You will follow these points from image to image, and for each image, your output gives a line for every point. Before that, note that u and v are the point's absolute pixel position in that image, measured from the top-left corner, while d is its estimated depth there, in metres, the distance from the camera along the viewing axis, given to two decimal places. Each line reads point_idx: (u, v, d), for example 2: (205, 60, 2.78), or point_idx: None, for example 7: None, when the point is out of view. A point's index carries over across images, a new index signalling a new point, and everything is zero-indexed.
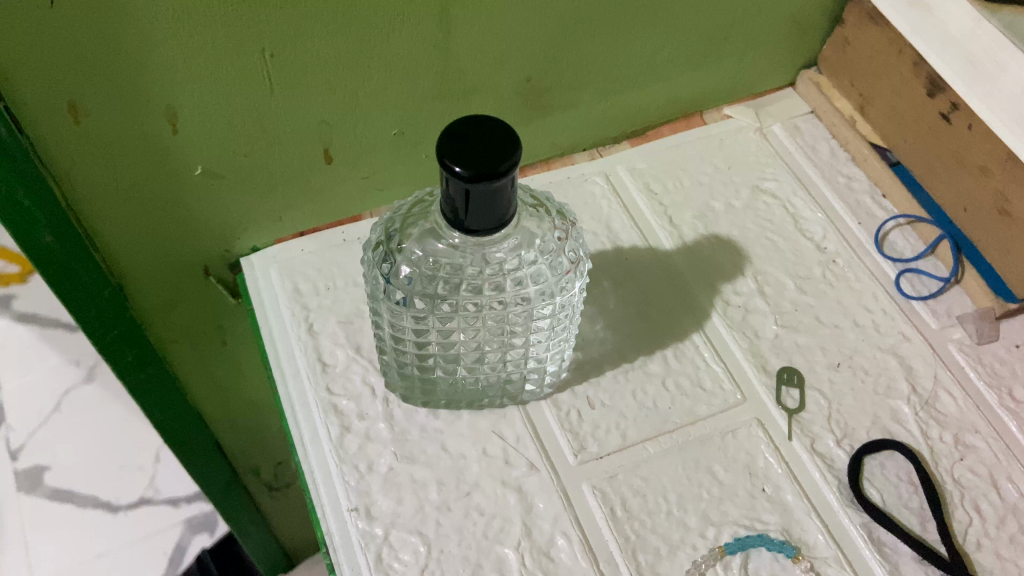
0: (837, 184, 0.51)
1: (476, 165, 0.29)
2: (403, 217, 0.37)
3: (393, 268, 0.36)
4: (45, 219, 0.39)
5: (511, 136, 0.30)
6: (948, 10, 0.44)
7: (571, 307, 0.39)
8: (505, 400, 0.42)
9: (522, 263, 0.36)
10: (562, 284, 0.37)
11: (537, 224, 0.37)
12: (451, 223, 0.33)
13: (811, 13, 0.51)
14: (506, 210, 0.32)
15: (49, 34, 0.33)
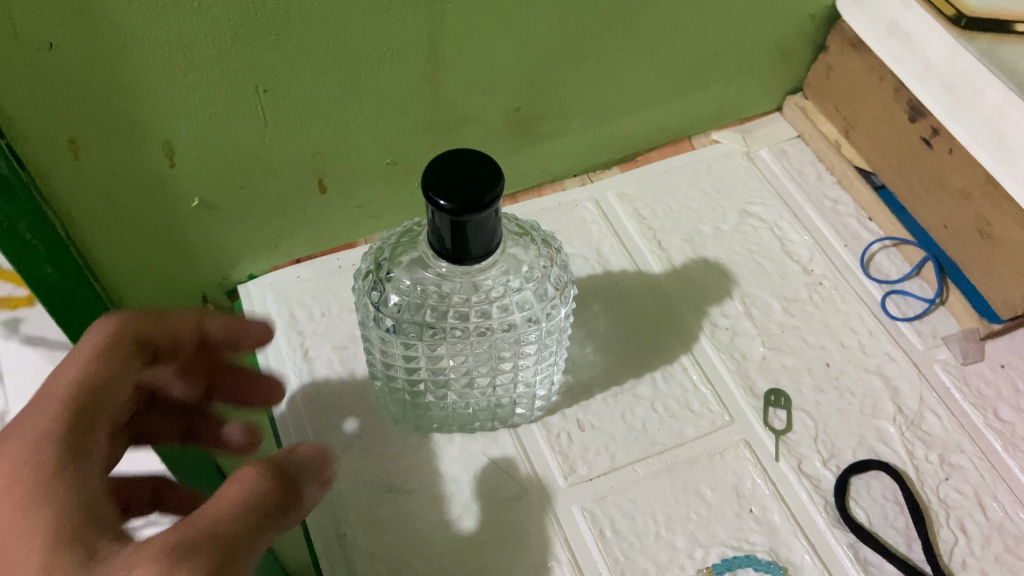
0: (823, 207, 0.52)
1: (461, 198, 0.30)
2: (392, 246, 0.38)
3: (383, 296, 0.37)
4: (45, 251, 0.40)
5: (495, 168, 0.31)
6: (925, 37, 0.45)
7: (558, 332, 0.39)
8: (496, 423, 0.43)
9: (508, 291, 0.37)
10: (548, 310, 0.38)
11: (523, 252, 0.38)
12: (438, 252, 0.34)
13: (795, 42, 0.52)
14: (491, 238, 0.33)
15: (50, 75, 0.34)
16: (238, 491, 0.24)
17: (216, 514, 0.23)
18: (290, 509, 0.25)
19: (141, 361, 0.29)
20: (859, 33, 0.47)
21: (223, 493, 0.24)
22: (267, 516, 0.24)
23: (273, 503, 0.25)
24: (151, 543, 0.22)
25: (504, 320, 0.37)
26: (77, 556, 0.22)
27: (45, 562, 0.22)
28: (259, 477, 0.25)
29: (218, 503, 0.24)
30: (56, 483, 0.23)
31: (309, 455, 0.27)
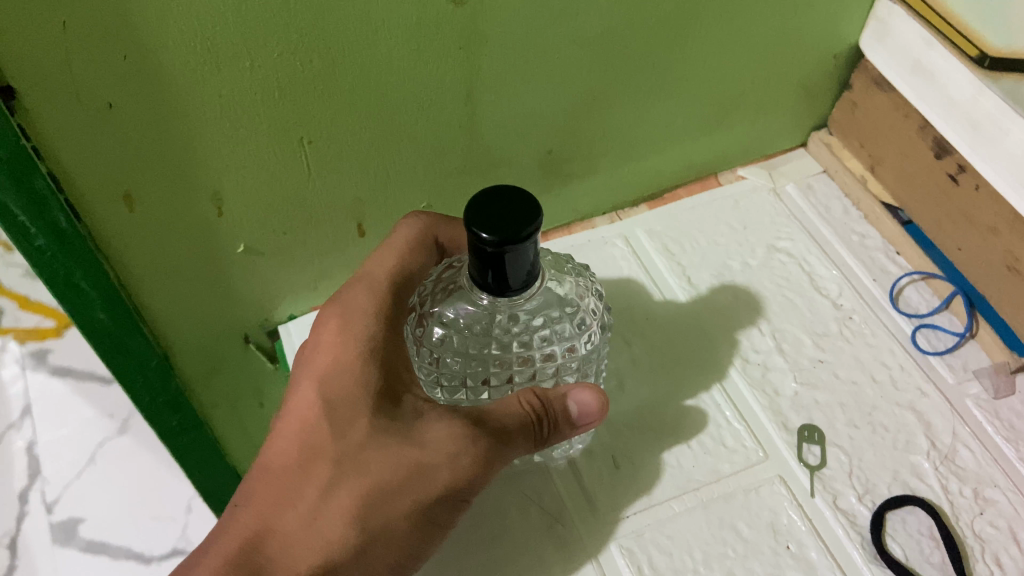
0: (851, 242, 0.53)
1: (503, 231, 0.31)
2: (433, 283, 0.40)
3: (426, 329, 0.39)
4: (98, 297, 0.42)
5: (532, 200, 0.32)
6: (949, 76, 0.45)
7: (594, 359, 0.41)
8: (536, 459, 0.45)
9: (547, 322, 0.38)
10: (585, 339, 0.39)
11: (560, 284, 0.39)
12: (480, 285, 0.35)
13: (818, 80, 0.53)
14: (530, 269, 0.34)
15: (108, 134, 0.36)
16: (516, 418, 0.36)
17: (502, 419, 0.36)
18: (557, 436, 0.37)
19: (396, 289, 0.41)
20: (892, 79, 0.49)
21: (509, 406, 0.37)
22: (531, 435, 0.37)
23: (540, 432, 0.37)
24: (448, 418, 0.36)
25: (545, 350, 0.38)
26: (399, 419, 0.37)
27: (379, 417, 0.37)
28: (535, 411, 0.37)
29: (503, 410, 0.37)
30: (369, 365, 0.38)
31: (589, 404, 0.37)
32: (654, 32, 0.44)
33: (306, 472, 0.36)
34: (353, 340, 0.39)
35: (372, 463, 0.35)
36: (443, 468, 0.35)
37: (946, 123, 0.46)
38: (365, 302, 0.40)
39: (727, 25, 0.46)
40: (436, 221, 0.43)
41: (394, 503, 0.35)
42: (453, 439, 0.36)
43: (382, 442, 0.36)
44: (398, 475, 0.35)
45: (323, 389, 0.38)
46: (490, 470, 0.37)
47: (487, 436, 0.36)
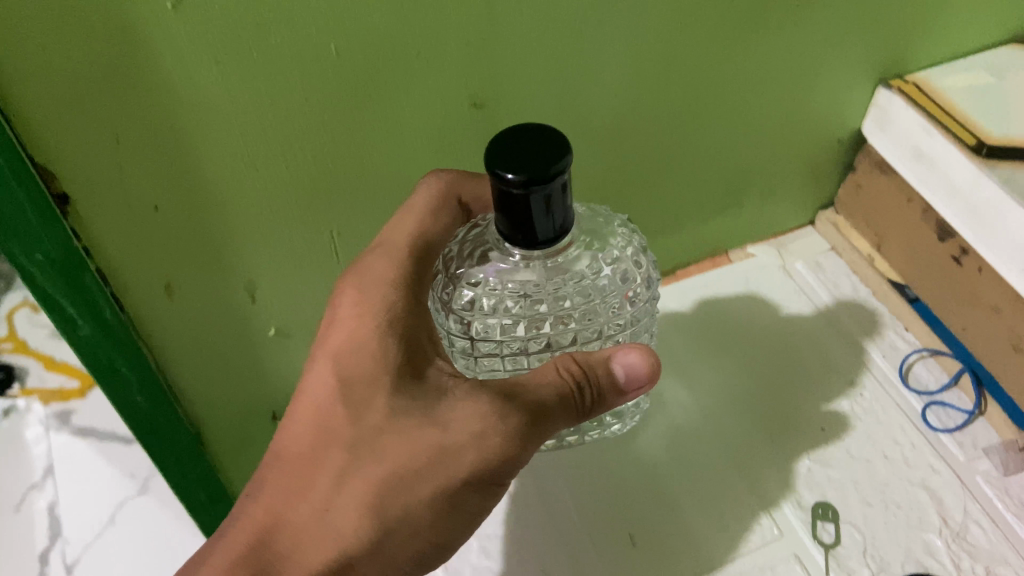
0: (860, 319, 0.55)
1: (530, 169, 0.30)
2: (459, 243, 0.41)
3: (458, 291, 0.40)
4: (137, 381, 0.44)
5: (558, 139, 0.31)
6: (948, 163, 0.47)
7: (637, 317, 0.41)
8: (577, 430, 0.47)
9: (586, 273, 0.39)
10: (626, 290, 0.40)
11: (599, 235, 0.40)
12: (509, 239, 0.34)
13: (822, 165, 0.56)
14: (559, 215, 0.33)
15: (152, 234, 0.38)
16: (555, 390, 0.35)
17: (537, 393, 0.35)
18: (601, 405, 0.36)
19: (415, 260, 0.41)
20: (894, 165, 0.51)
21: (546, 375, 0.36)
22: (572, 408, 0.36)
23: (583, 402, 0.36)
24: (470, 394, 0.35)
25: (585, 307, 0.39)
26: (417, 399, 0.35)
27: (397, 397, 0.35)
28: (577, 381, 0.35)
29: (539, 382, 0.35)
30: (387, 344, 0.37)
31: (635, 365, 0.36)
32: (663, 123, 0.47)
33: (320, 458, 0.35)
34: (371, 315, 0.38)
35: (388, 448, 0.34)
36: (466, 451, 0.34)
37: (948, 208, 0.48)
38: (383, 271, 0.40)
39: (733, 116, 0.49)
40: (461, 177, 0.42)
41: (413, 490, 0.34)
42: (477, 420, 0.34)
43: (401, 424, 0.35)
44: (417, 459, 0.34)
45: (340, 368, 0.37)
46: (524, 450, 0.35)
47: (517, 410, 0.34)
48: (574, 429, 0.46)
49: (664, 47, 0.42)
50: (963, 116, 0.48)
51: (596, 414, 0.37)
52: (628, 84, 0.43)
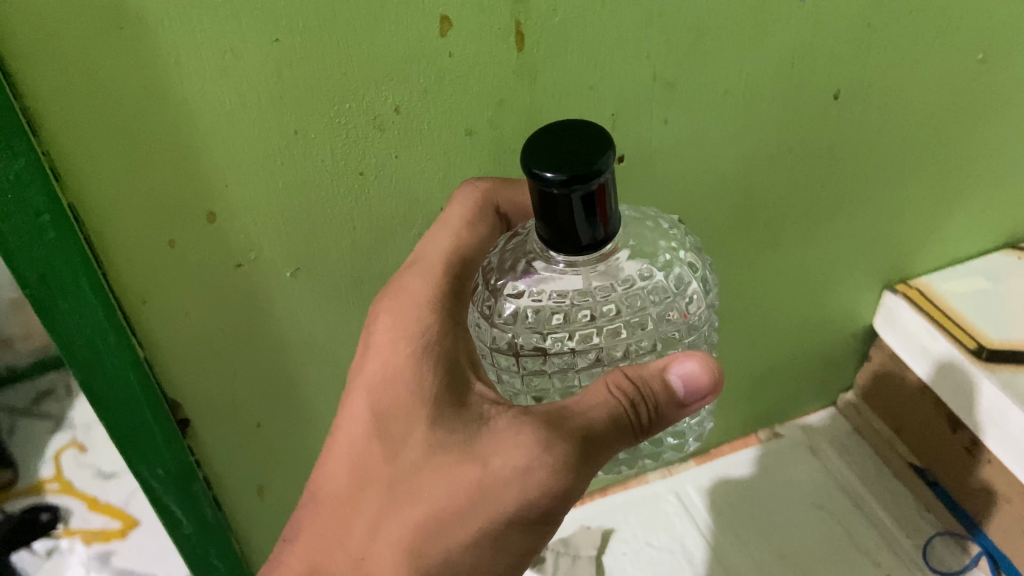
0: (885, 498, 0.59)
1: (569, 166, 0.28)
2: (499, 255, 0.37)
3: (499, 304, 0.36)
4: (224, 568, 0.51)
5: (601, 134, 0.29)
6: (953, 363, 0.53)
7: (699, 326, 0.37)
8: (645, 461, 0.42)
9: (635, 277, 0.35)
10: (683, 296, 0.36)
11: (651, 231, 0.36)
12: (551, 241, 0.31)
13: (839, 355, 0.61)
14: (605, 215, 0.30)
15: (251, 445, 0.46)
16: (603, 411, 0.32)
17: (586, 416, 0.32)
18: (659, 423, 0.33)
19: (453, 276, 0.38)
20: (902, 356, 0.57)
21: (595, 396, 0.32)
22: (626, 429, 0.32)
23: (639, 421, 0.32)
24: (511, 424, 0.32)
25: (638, 316, 0.35)
26: (457, 433, 0.33)
27: (433, 432, 0.33)
28: (629, 401, 0.32)
29: (588, 405, 0.32)
30: (423, 375, 0.35)
31: (693, 375, 0.32)
32: None
33: (360, 497, 0.34)
34: (406, 342, 0.36)
35: (426, 488, 0.32)
36: (507, 487, 0.31)
37: (955, 402, 0.53)
38: (420, 290, 0.38)
39: (750, 316, 0.55)
40: (498, 185, 0.39)
41: (452, 532, 0.31)
42: (518, 454, 0.31)
43: (439, 461, 0.32)
44: (457, 499, 0.31)
45: (376, 402, 0.35)
46: (575, 484, 0.32)
47: (564, 439, 0.31)
48: (639, 458, 0.41)
49: None
50: (971, 327, 0.54)
51: (656, 431, 0.34)
52: None
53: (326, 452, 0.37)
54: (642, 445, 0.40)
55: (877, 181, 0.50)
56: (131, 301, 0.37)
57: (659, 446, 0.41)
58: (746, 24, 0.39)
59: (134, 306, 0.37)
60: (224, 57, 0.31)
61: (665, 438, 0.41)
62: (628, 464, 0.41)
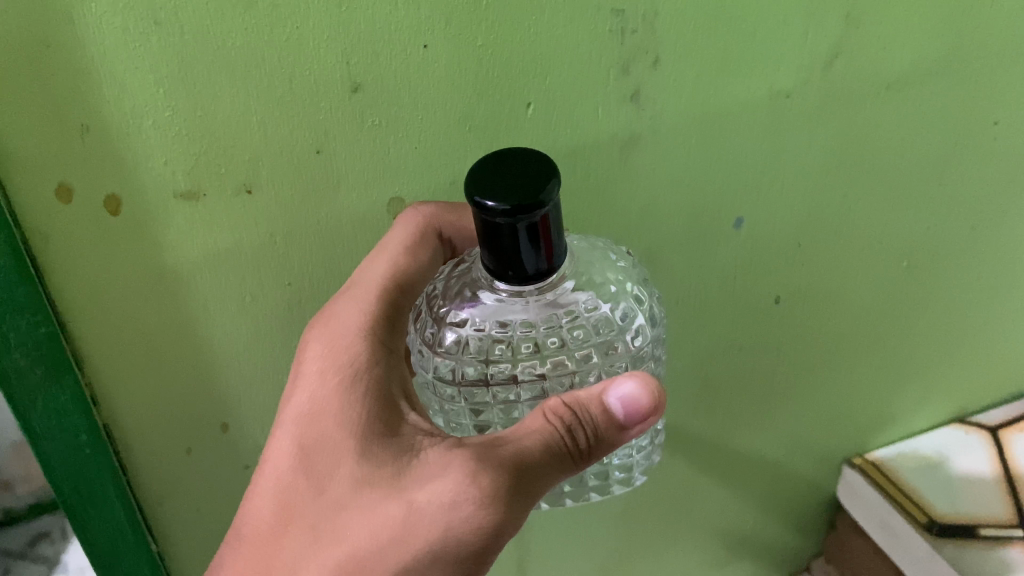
0: None
1: (512, 197, 0.28)
2: (444, 282, 0.37)
3: (440, 332, 0.35)
4: None
5: (546, 165, 0.29)
6: (907, 538, 0.58)
7: (648, 358, 0.36)
8: (591, 497, 0.41)
9: (580, 307, 0.34)
10: (630, 329, 0.35)
11: (599, 262, 0.36)
12: (494, 271, 0.32)
13: (808, 524, 0.66)
14: (549, 247, 0.31)
15: None
16: (539, 438, 0.30)
17: (519, 444, 0.30)
18: (600, 447, 0.31)
19: (390, 301, 0.37)
20: (859, 518, 0.62)
21: (530, 424, 0.31)
22: (562, 456, 0.31)
23: (577, 447, 0.31)
24: (442, 455, 0.30)
25: (583, 348, 0.34)
26: (386, 467, 0.31)
27: (359, 466, 0.31)
28: (566, 427, 0.31)
29: (522, 433, 0.31)
30: (352, 409, 0.33)
31: (635, 395, 0.30)
32: (659, 510, 0.59)
33: (282, 535, 0.32)
34: (334, 371, 0.34)
35: (349, 525, 0.30)
36: (430, 522, 0.29)
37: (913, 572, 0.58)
38: (353, 316, 0.36)
39: (718, 494, 0.60)
40: (441, 211, 0.37)
41: (373, 571, 0.29)
42: (446, 488, 0.29)
43: (364, 496, 0.30)
44: (380, 537, 0.29)
45: (302, 436, 0.33)
46: (511, 519, 0.29)
47: (494, 468, 0.29)
48: (585, 493, 0.40)
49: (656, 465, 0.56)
50: (924, 501, 0.59)
51: (598, 458, 0.32)
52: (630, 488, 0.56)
53: (251, 486, 0.35)
54: (585, 478, 0.40)
55: (827, 373, 0.55)
56: (149, 500, 0.42)
57: (605, 480, 0.40)
58: (691, 249, 0.45)
59: (152, 500, 0.43)
60: (244, 299, 0.38)
61: (611, 473, 0.40)
62: (572, 498, 0.40)
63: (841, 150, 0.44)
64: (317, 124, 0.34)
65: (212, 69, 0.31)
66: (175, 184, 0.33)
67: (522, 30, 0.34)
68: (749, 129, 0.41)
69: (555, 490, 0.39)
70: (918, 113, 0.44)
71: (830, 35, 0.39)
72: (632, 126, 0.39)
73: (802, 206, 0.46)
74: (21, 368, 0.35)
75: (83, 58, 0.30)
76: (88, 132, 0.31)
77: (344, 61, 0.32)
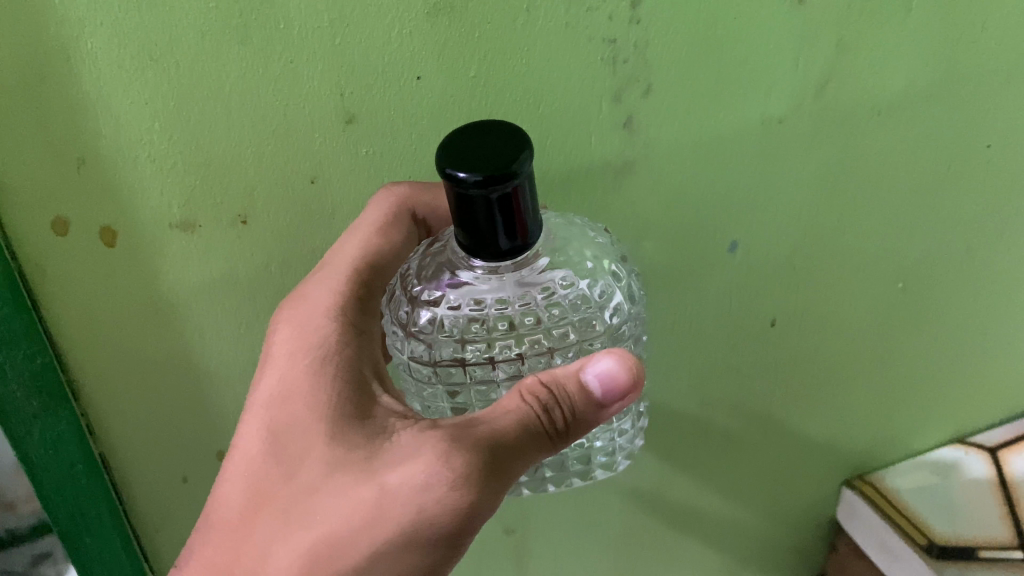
0: None
1: (485, 168, 0.28)
2: (418, 261, 0.36)
3: (414, 311, 0.34)
4: None
5: (520, 136, 0.28)
6: (909, 560, 0.59)
7: (626, 336, 0.36)
8: (574, 481, 0.41)
9: (557, 285, 0.34)
10: (609, 307, 0.35)
11: (577, 239, 0.35)
12: (469, 246, 0.31)
13: (809, 544, 0.66)
14: (523, 222, 0.30)
15: None
16: (515, 417, 0.30)
17: (495, 424, 0.30)
18: (578, 426, 0.31)
19: (362, 281, 0.36)
20: (858, 538, 0.62)
21: (506, 404, 0.30)
22: (539, 436, 0.30)
23: (555, 426, 0.30)
24: (416, 436, 0.30)
25: (561, 327, 0.34)
26: (357, 449, 0.30)
27: (330, 448, 0.30)
28: (542, 406, 0.30)
29: (498, 413, 0.30)
30: (323, 392, 0.32)
31: (614, 373, 0.30)
32: (659, 532, 0.59)
33: (251, 521, 0.31)
34: (304, 353, 0.34)
35: (319, 508, 0.30)
36: (403, 503, 0.28)
37: None
38: (324, 296, 0.35)
39: (718, 515, 0.60)
40: (415, 190, 0.36)
41: (345, 555, 0.28)
42: (419, 469, 0.28)
43: (334, 479, 0.30)
44: (351, 520, 0.29)
45: (273, 419, 0.33)
46: (487, 500, 0.28)
47: (468, 449, 0.28)
48: (567, 478, 0.40)
49: (653, 488, 0.56)
50: (925, 522, 0.60)
51: (576, 438, 0.31)
52: (628, 511, 0.56)
53: (220, 473, 0.34)
54: (567, 462, 0.40)
55: (824, 394, 0.55)
56: (147, 524, 0.43)
57: (588, 465, 0.40)
58: (686, 273, 0.45)
59: (150, 524, 0.43)
60: (241, 327, 0.38)
61: (594, 456, 0.40)
62: (555, 483, 0.40)
63: (834, 175, 0.44)
64: (311, 155, 0.34)
65: (206, 103, 0.31)
66: (171, 216, 0.34)
67: (514, 59, 0.34)
68: (741, 154, 0.41)
69: (537, 474, 0.40)
70: (912, 138, 0.44)
71: (820, 63, 0.39)
72: (625, 152, 0.39)
73: (796, 230, 0.46)
74: (19, 400, 0.36)
75: (80, 94, 0.30)
76: (84, 164, 0.32)
77: (338, 93, 0.33)
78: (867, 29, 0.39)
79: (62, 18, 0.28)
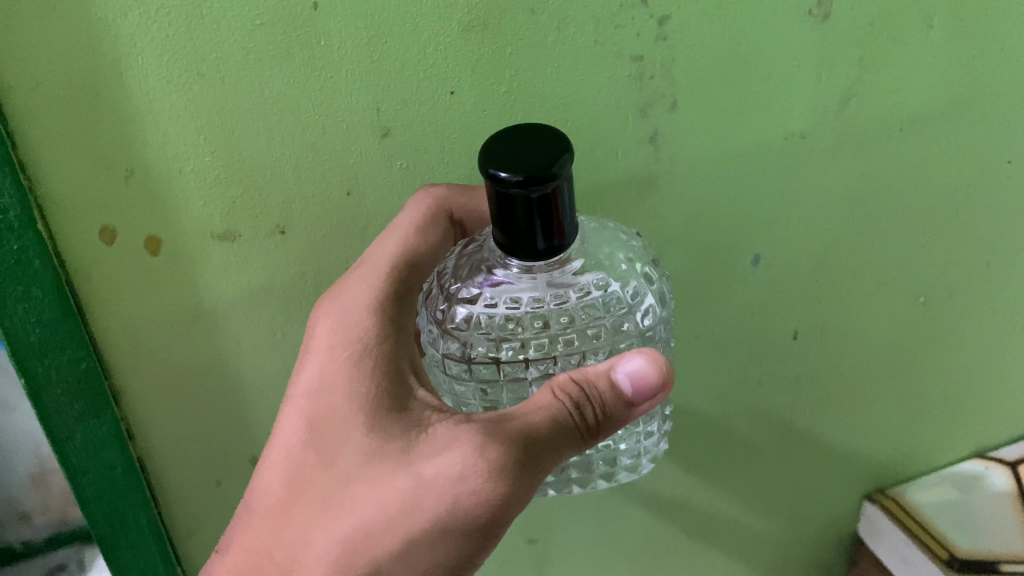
0: None
1: (526, 168, 0.28)
2: (454, 260, 0.37)
3: (450, 309, 0.35)
4: None
5: (560, 139, 0.29)
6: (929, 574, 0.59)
7: (656, 339, 0.37)
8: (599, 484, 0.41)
9: (591, 286, 0.34)
10: (640, 309, 0.36)
11: (610, 241, 0.36)
12: (507, 245, 0.32)
13: (829, 557, 0.66)
14: (560, 224, 0.31)
15: None
16: (549, 412, 0.30)
17: (528, 419, 0.30)
18: (608, 424, 0.31)
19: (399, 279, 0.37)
20: (880, 552, 0.62)
21: (540, 399, 0.31)
22: (571, 432, 0.31)
23: (586, 423, 0.31)
24: (452, 428, 0.31)
25: (593, 326, 0.35)
26: (395, 440, 0.31)
27: (369, 440, 0.31)
28: (574, 402, 0.31)
29: (532, 408, 0.31)
30: (361, 385, 0.33)
31: (645, 373, 0.31)
32: (680, 543, 0.59)
33: (290, 508, 0.32)
34: (342, 347, 0.34)
35: (357, 497, 0.31)
36: (439, 492, 0.29)
37: None
38: (361, 292, 0.36)
39: (738, 527, 0.60)
40: (451, 192, 0.37)
41: (382, 543, 0.29)
42: (456, 459, 0.29)
43: (372, 470, 0.31)
44: (389, 510, 0.30)
45: (312, 410, 0.34)
46: (520, 493, 0.29)
47: (503, 441, 0.29)
48: (592, 480, 0.41)
49: (675, 498, 0.56)
50: (946, 536, 0.60)
51: (606, 436, 0.32)
52: (651, 521, 0.57)
53: (260, 462, 0.35)
54: (593, 462, 0.40)
55: (846, 408, 0.56)
56: (180, 525, 0.44)
57: (613, 467, 0.41)
58: (710, 285, 0.46)
59: (183, 525, 0.44)
60: (276, 335, 0.39)
61: (619, 459, 0.41)
62: (580, 484, 0.41)
63: (856, 190, 0.45)
64: (348, 168, 0.35)
65: (251, 117, 0.33)
66: (213, 226, 0.35)
67: (547, 76, 0.35)
68: (764, 169, 0.42)
69: (563, 474, 0.40)
70: (933, 154, 0.45)
71: (843, 80, 0.40)
72: (652, 166, 0.40)
73: (819, 244, 0.46)
74: (61, 405, 0.37)
75: (131, 108, 0.31)
76: (132, 176, 0.33)
77: (375, 108, 0.34)
78: (889, 48, 0.39)
79: (117, 37, 0.30)
